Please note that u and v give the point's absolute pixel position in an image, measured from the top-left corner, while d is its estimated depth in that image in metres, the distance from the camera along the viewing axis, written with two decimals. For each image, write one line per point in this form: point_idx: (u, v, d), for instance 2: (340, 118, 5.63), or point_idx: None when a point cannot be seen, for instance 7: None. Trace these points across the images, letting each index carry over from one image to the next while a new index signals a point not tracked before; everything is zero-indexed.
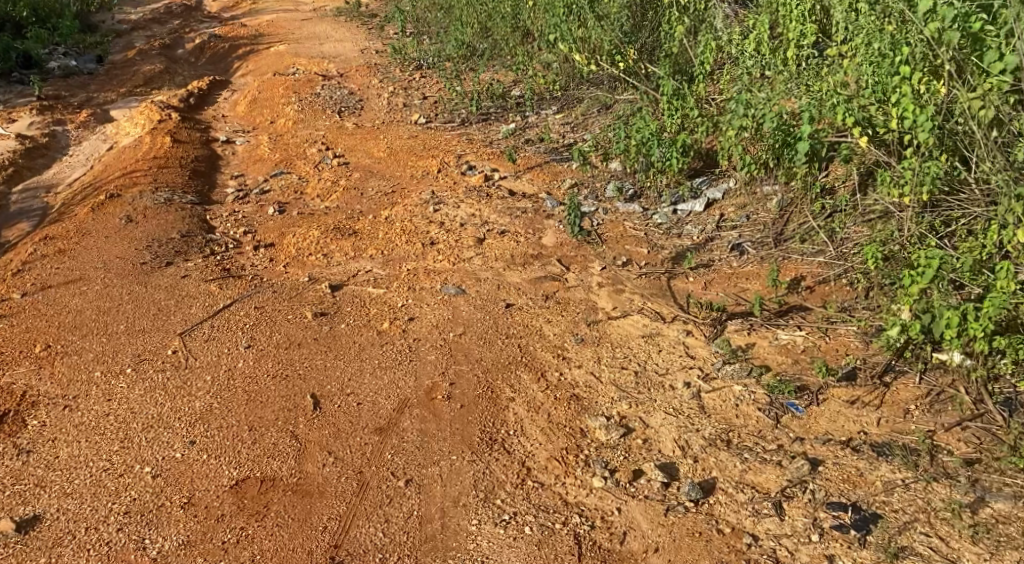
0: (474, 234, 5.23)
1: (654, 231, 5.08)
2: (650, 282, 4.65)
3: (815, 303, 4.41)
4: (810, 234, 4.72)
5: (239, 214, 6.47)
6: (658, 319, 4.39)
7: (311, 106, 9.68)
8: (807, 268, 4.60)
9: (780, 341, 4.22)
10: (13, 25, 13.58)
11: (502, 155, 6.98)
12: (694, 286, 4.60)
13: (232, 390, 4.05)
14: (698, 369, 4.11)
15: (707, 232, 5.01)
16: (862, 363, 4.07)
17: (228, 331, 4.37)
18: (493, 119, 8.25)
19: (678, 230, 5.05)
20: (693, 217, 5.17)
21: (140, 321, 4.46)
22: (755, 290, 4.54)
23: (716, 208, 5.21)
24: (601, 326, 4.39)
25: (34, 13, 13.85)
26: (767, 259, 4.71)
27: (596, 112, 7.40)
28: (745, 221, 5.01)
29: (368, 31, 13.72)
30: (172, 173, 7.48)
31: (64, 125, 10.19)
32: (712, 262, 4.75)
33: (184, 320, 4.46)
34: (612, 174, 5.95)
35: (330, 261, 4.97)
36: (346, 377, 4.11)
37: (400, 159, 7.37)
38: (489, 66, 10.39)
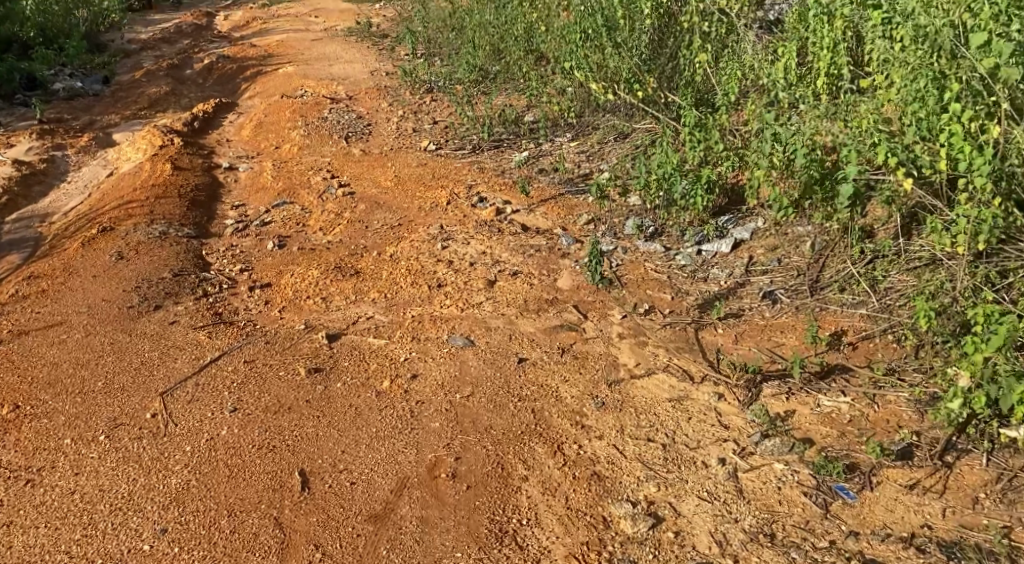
0: (484, 275, 4.87)
1: (678, 274, 4.71)
2: (676, 332, 4.31)
3: (859, 362, 4.10)
4: (850, 281, 4.40)
5: (237, 250, 6.14)
6: (686, 381, 4.06)
7: (317, 130, 9.37)
8: (847, 321, 4.28)
9: (823, 409, 3.90)
10: (21, 45, 13.46)
11: (514, 186, 6.62)
12: (725, 339, 4.27)
13: (212, 464, 3.70)
14: (733, 443, 3.77)
15: (736, 276, 4.65)
16: (919, 441, 3.75)
17: (213, 391, 4.04)
18: (505, 146, 7.92)
19: (704, 273, 4.69)
20: (720, 258, 4.80)
21: (119, 379, 4.14)
22: (791, 345, 4.21)
23: (745, 249, 4.82)
24: (623, 387, 4.04)
25: (42, 33, 13.66)
26: (802, 309, 4.38)
27: (613, 141, 7.06)
28: (777, 265, 4.64)
29: (378, 52, 13.44)
30: (170, 203, 7.16)
31: (64, 149, 9.94)
32: (743, 312, 4.41)
33: (166, 377, 4.13)
34: (631, 209, 5.59)
35: (330, 305, 4.63)
36: (339, 450, 3.75)
37: (408, 189, 7.03)
38: (502, 89, 10.07)
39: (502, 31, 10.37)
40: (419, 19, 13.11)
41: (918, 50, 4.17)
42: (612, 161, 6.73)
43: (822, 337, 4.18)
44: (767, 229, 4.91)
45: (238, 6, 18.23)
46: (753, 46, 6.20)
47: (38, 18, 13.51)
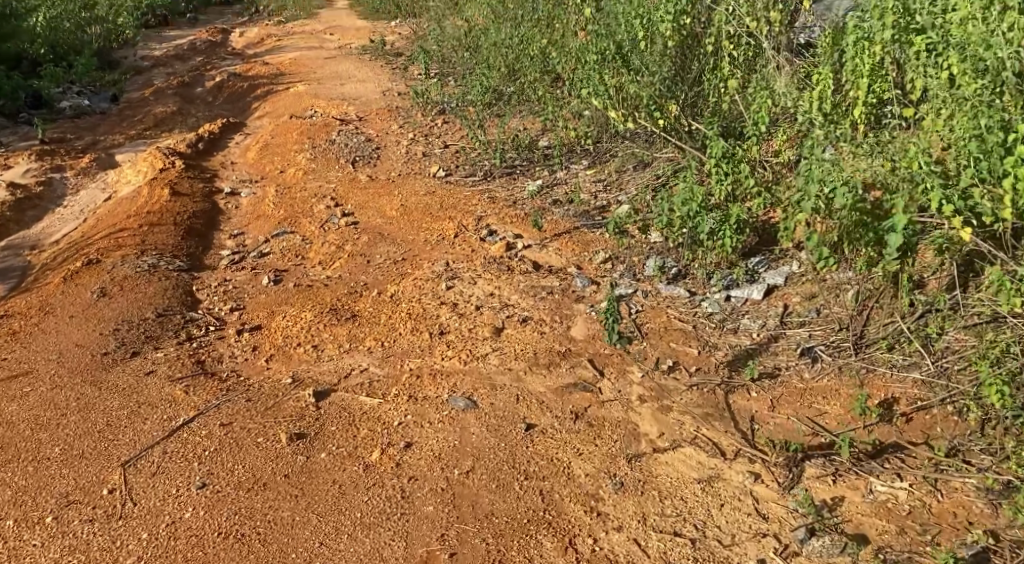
0: (491, 321, 4.46)
1: (705, 324, 4.32)
2: (705, 396, 3.95)
3: (914, 437, 3.75)
4: (900, 339, 4.06)
5: (230, 286, 5.76)
6: (716, 457, 3.67)
7: (324, 154, 9.01)
8: (899, 387, 3.94)
9: (877, 497, 3.51)
10: (30, 62, 13.20)
11: (527, 219, 6.21)
12: (759, 405, 3.92)
13: (170, 556, 3.30)
14: (774, 539, 3.35)
15: (769, 328, 4.28)
16: (995, 544, 3.32)
17: (181, 462, 3.65)
18: (518, 172, 7.53)
19: (734, 324, 4.31)
20: (750, 306, 4.41)
21: (79, 443, 3.77)
22: (835, 414, 3.87)
23: (778, 296, 4.45)
24: (646, 463, 3.65)
25: (52, 50, 13.41)
26: (846, 370, 4.03)
27: (632, 170, 6.66)
28: (815, 317, 4.28)
29: (392, 71, 13.10)
30: (163, 232, 6.80)
31: (64, 170, 9.62)
32: (779, 372, 4.06)
33: (132, 443, 3.75)
34: (651, 248, 5.17)
35: (321, 354, 4.27)
36: (316, 541, 3.34)
37: (414, 220, 6.63)
38: (516, 111, 9.69)
39: (518, 51, 10.00)
40: (434, 38, 12.76)
41: (973, 83, 3.82)
42: (631, 193, 6.32)
43: (873, 410, 3.82)
44: (801, 275, 4.54)
45: (253, 22, 17.95)
46: (784, 73, 5.80)
47: (49, 35, 13.27)
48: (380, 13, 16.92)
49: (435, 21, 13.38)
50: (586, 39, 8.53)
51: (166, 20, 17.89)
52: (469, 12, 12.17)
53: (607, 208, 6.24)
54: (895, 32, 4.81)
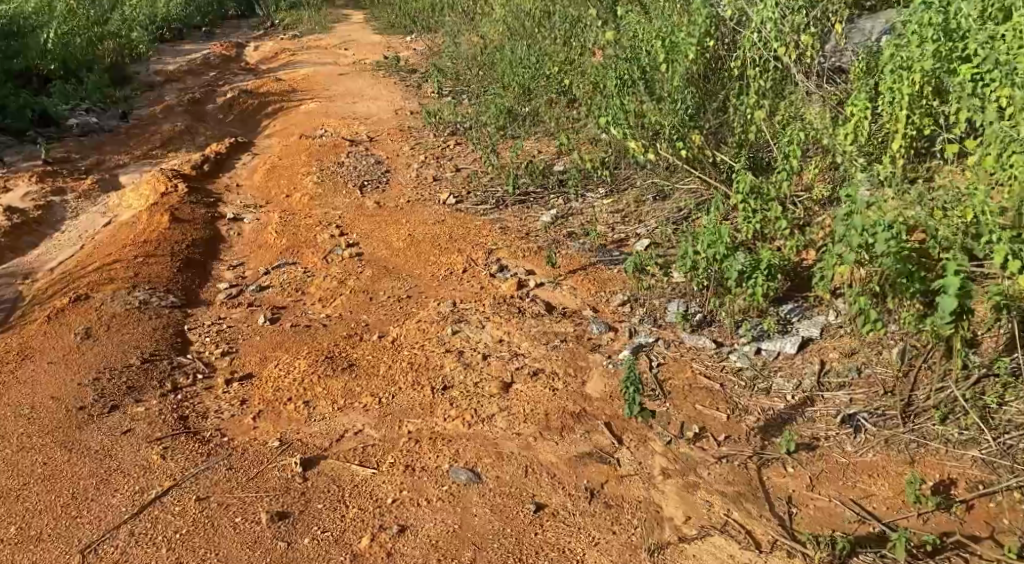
0: (499, 374, 4.14)
1: (736, 384, 4.08)
2: (737, 472, 3.70)
3: (979, 529, 3.47)
4: (952, 408, 3.81)
5: (224, 324, 5.42)
6: (750, 550, 3.39)
7: (332, 178, 8.69)
8: (955, 465, 3.69)
9: None
10: (40, 78, 12.96)
11: (540, 253, 5.86)
12: (795, 482, 3.67)
13: None
14: None
15: (805, 389, 4.04)
16: None
17: (146, 549, 3.37)
18: (532, 201, 7.18)
19: (768, 385, 4.06)
20: (784, 360, 4.17)
21: (38, 521, 3.50)
22: (884, 497, 3.60)
23: (814, 350, 4.19)
24: (669, 556, 3.38)
25: (63, 66, 13.15)
26: (894, 444, 3.79)
27: (652, 200, 6.29)
28: (857, 378, 4.03)
29: (405, 88, 12.80)
30: (159, 264, 6.49)
31: (65, 192, 9.31)
32: (818, 442, 3.82)
33: (96, 523, 3.47)
34: (673, 292, 4.79)
35: (313, 412, 4.01)
36: None
37: (420, 252, 6.29)
38: (532, 133, 9.34)
39: (534, 70, 9.65)
40: (449, 55, 12.45)
41: None
42: (652, 226, 5.94)
43: (929, 497, 3.55)
44: (839, 326, 4.27)
45: (268, 36, 17.65)
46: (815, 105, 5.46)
47: (60, 50, 13.00)
48: (395, 28, 16.60)
49: (450, 37, 13.06)
50: (605, 60, 8.18)
51: (181, 34, 17.60)
52: (485, 28, 11.85)
53: (625, 241, 5.86)
54: (938, 61, 4.52)
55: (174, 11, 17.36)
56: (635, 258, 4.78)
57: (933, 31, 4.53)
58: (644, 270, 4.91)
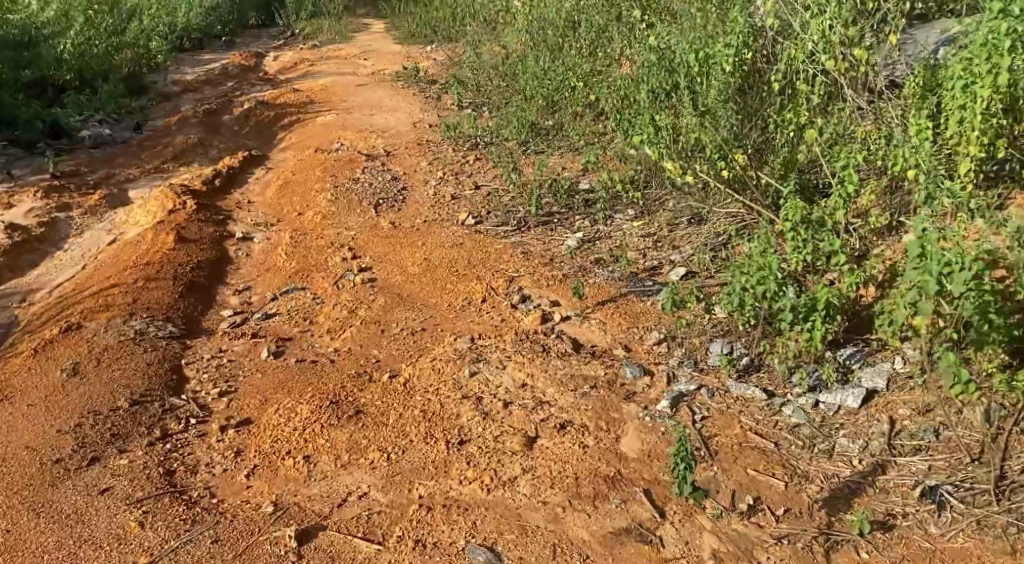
0: (523, 431, 3.80)
1: (794, 443, 3.73)
2: (801, 557, 3.32)
3: None
4: None
5: (225, 359, 5.02)
6: None
7: (346, 195, 8.29)
8: None
9: None
10: (54, 88, 12.68)
11: (566, 282, 5.42)
12: None
13: None
14: None
15: (873, 451, 3.67)
16: None
17: None
18: (556, 222, 6.75)
19: (831, 445, 3.71)
20: (846, 416, 3.81)
21: None
22: None
23: (879, 405, 3.83)
24: None
25: (78, 76, 12.84)
26: (987, 526, 3.38)
27: (687, 226, 5.89)
28: (935, 442, 3.66)
29: (425, 99, 12.43)
30: (160, 289, 6.10)
31: (71, 208, 8.94)
32: (894, 521, 3.44)
33: None
34: (714, 331, 4.33)
35: (314, 470, 3.68)
36: None
37: (436, 278, 5.88)
38: (556, 147, 8.94)
39: (559, 81, 9.22)
40: (469, 65, 12.04)
41: None
42: (688, 254, 5.51)
43: None
44: (906, 376, 3.92)
45: (289, 46, 17.32)
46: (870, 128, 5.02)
47: (75, 60, 12.70)
48: (416, 37, 16.23)
49: (472, 47, 12.66)
50: (636, 72, 7.75)
51: (201, 43, 17.29)
52: (508, 37, 11.43)
53: (659, 270, 5.42)
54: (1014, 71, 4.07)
55: (193, 19, 17.05)
56: (672, 294, 4.35)
57: (1011, 40, 4.06)
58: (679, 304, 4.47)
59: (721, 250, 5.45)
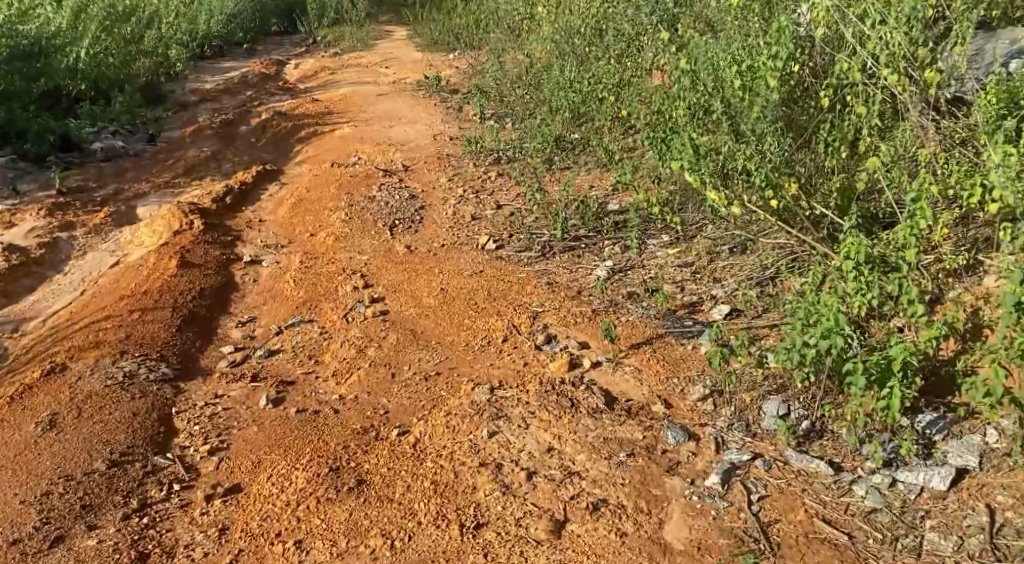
0: (551, 518, 3.47)
1: (875, 533, 3.37)
2: None
3: None
4: None
5: (221, 407, 4.54)
6: None
7: (361, 215, 7.84)
8: None
9: None
10: (70, 99, 12.35)
11: (595, 320, 4.94)
12: None
13: None
14: None
15: (971, 552, 3.27)
16: None
17: None
18: (584, 248, 6.25)
19: (920, 539, 3.33)
20: (931, 502, 3.44)
21: None
22: None
23: (971, 489, 3.45)
24: None
25: (93, 87, 12.46)
26: None
27: (729, 256, 5.48)
28: None
29: (446, 110, 11.98)
30: (156, 323, 5.60)
31: (74, 227, 8.49)
32: None
33: None
34: (766, 386, 3.93)
35: (307, 559, 3.38)
36: None
37: (453, 311, 5.42)
38: (582, 164, 8.45)
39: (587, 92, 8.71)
40: (492, 74, 11.56)
41: None
42: (731, 289, 5.04)
43: None
44: (1001, 453, 3.54)
45: (309, 53, 16.90)
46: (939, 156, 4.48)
47: (91, 70, 12.33)
48: (438, 45, 15.77)
49: (495, 56, 12.19)
50: (671, 84, 7.22)
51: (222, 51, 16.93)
52: (532, 45, 10.94)
53: (698, 308, 4.94)
54: None
55: (213, 27, 16.64)
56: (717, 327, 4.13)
57: None
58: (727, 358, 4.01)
59: (768, 286, 4.97)
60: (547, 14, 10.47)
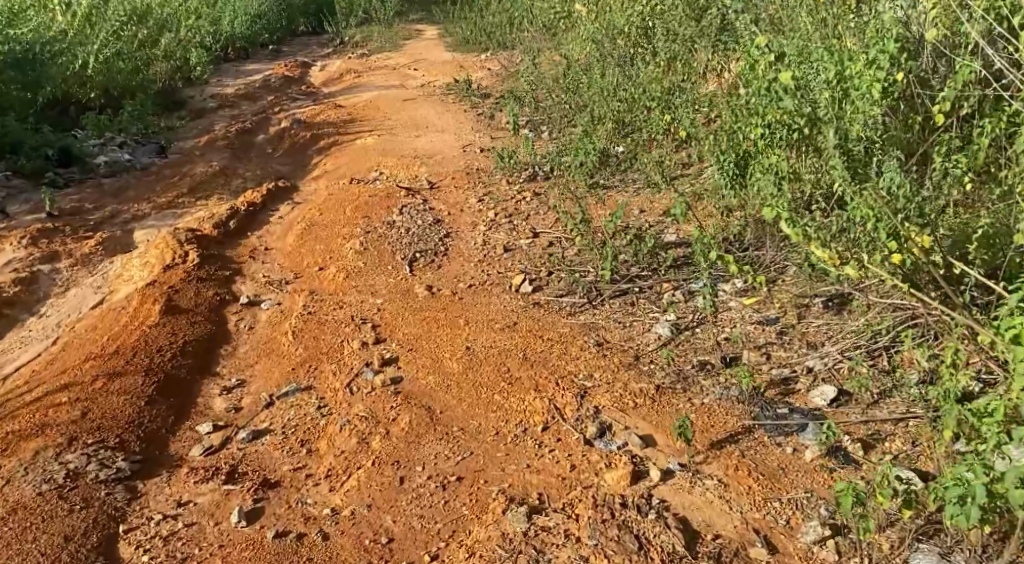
0: None
1: None
2: None
3: None
4: None
5: (182, 523, 3.66)
6: None
7: (379, 245, 6.83)
8: None
9: None
10: (78, 108, 11.41)
11: (662, 402, 3.91)
12: None
13: None
14: None
15: None
16: None
17: None
18: (638, 293, 5.21)
19: None
20: None
21: None
22: None
23: None
24: None
25: (104, 96, 11.57)
26: None
27: (822, 315, 4.44)
28: None
29: (477, 117, 10.94)
30: (119, 395, 4.59)
31: (60, 257, 7.52)
32: None
33: None
34: (917, 525, 3.19)
35: None
36: None
37: (480, 382, 4.37)
38: (630, 183, 7.37)
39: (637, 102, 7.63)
40: (527, 77, 10.48)
41: None
42: (830, 362, 4.00)
43: None
44: None
45: (336, 55, 15.90)
46: None
47: (100, 77, 11.40)
48: (469, 44, 14.69)
49: (529, 57, 11.10)
50: (743, 93, 6.10)
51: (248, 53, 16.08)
52: (574, 47, 9.83)
53: (792, 389, 3.90)
54: None
55: (236, 29, 15.66)
56: (829, 424, 3.42)
57: None
58: (862, 499, 3.05)
59: (881, 361, 3.92)
60: (591, 13, 9.37)
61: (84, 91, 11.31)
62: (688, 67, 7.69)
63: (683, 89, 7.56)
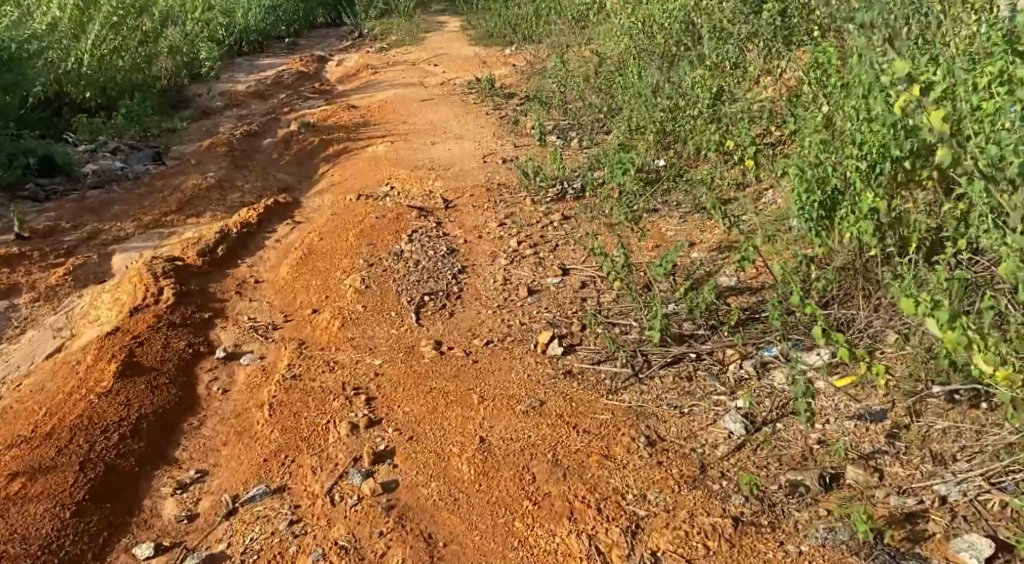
0: None
1: None
2: None
3: None
4: None
5: None
6: None
7: (383, 282, 5.81)
8: None
9: None
10: (73, 109, 10.23)
11: (750, 553, 3.11)
12: None
13: None
14: None
15: None
16: None
17: None
18: (695, 363, 4.12)
19: None
20: None
21: None
22: None
23: None
24: None
25: (101, 94, 10.42)
26: None
27: (947, 414, 3.44)
28: None
29: (501, 120, 9.87)
30: (38, 503, 3.75)
31: (21, 291, 6.59)
32: None
33: None
34: None
35: None
36: None
37: (495, 496, 3.49)
38: (679, 209, 6.21)
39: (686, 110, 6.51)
40: (555, 76, 9.41)
41: None
42: (970, 492, 3.15)
43: None
44: None
45: (354, 49, 14.88)
46: None
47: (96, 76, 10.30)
48: (492, 38, 13.62)
49: (556, 53, 10.01)
50: (822, 105, 4.99)
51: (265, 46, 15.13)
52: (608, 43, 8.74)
53: (923, 534, 3.09)
54: None
55: (250, 21, 14.64)
56: None
57: None
58: None
59: None
60: (632, 6, 8.25)
61: (79, 90, 10.12)
62: (742, 70, 6.59)
63: (738, 94, 6.46)
